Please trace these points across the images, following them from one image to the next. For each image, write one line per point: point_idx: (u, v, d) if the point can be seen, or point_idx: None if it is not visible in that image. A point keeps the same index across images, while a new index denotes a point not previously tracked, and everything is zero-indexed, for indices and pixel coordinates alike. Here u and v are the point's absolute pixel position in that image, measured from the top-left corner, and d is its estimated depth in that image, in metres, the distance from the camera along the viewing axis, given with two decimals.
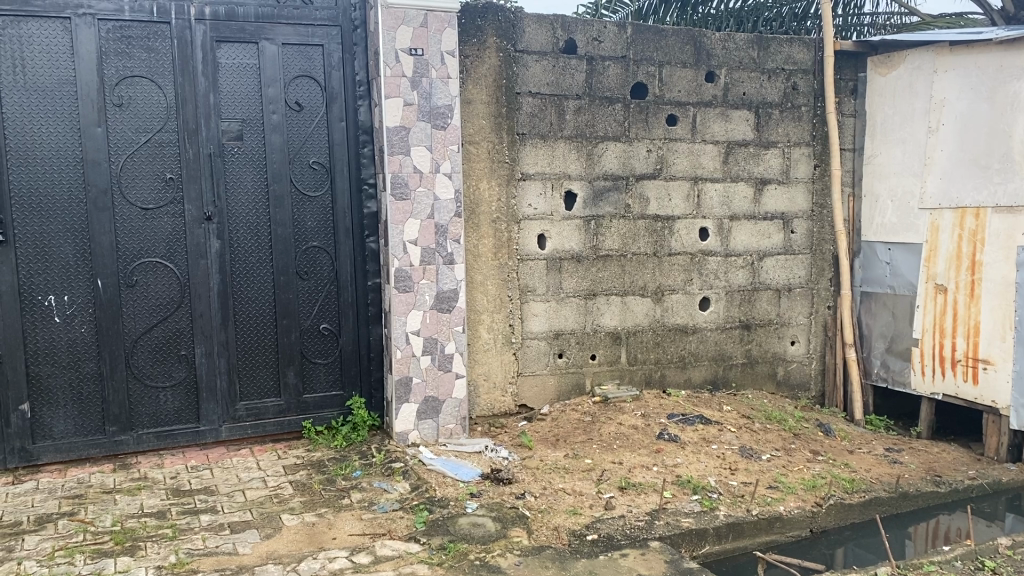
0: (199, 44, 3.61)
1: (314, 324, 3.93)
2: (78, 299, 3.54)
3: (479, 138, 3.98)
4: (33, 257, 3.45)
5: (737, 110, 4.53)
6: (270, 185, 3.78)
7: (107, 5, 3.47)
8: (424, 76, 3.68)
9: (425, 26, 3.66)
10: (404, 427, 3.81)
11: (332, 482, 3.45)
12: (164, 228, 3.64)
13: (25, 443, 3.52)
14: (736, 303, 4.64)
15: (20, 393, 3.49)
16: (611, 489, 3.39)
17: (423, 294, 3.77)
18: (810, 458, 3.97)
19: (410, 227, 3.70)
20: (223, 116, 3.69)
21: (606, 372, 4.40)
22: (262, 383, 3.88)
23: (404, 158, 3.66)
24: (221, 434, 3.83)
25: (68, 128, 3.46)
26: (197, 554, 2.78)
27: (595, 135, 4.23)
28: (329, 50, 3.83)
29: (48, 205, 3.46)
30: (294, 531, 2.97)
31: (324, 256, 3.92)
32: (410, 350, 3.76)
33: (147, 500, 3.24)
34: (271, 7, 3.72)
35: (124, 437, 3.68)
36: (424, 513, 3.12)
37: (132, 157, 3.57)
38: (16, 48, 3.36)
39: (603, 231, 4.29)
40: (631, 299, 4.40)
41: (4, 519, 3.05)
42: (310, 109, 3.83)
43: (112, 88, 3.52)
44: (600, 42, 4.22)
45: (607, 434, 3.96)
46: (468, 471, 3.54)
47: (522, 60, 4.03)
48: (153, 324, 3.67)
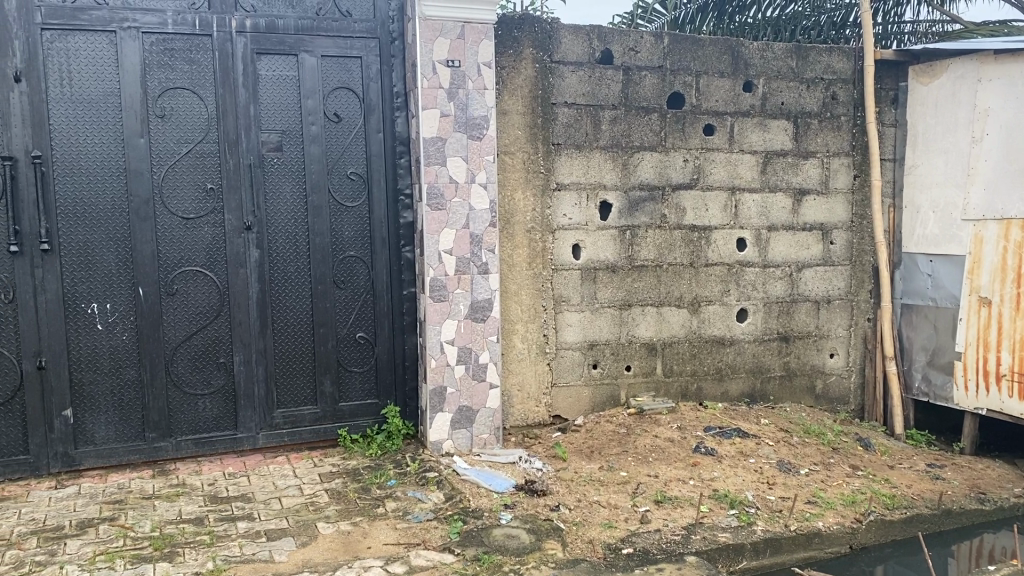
0: (240, 56, 3.67)
1: (350, 332, 3.96)
2: (120, 307, 3.60)
3: (515, 149, 3.98)
4: (78, 265, 3.52)
5: (775, 120, 4.49)
6: (309, 196, 3.82)
7: (151, 19, 3.53)
8: (461, 88, 3.70)
9: (462, 38, 3.68)
10: (438, 436, 3.82)
11: (367, 490, 3.47)
12: (205, 237, 3.69)
13: (67, 449, 3.58)
14: (775, 315, 4.59)
15: (63, 399, 3.56)
16: (647, 503, 3.37)
17: (458, 303, 3.78)
18: (849, 473, 3.91)
19: (445, 236, 3.72)
20: (263, 127, 3.74)
21: (641, 384, 4.37)
22: (299, 391, 3.91)
23: (440, 169, 3.68)
24: (258, 441, 3.87)
25: (112, 139, 3.53)
26: (234, 561, 2.80)
27: (631, 145, 4.21)
28: (367, 61, 3.87)
29: (92, 214, 3.52)
30: (330, 540, 2.99)
31: (360, 265, 3.94)
32: (444, 359, 3.78)
33: (186, 506, 3.28)
34: (311, 19, 3.76)
35: (164, 444, 3.73)
36: (458, 524, 3.12)
37: (174, 167, 3.63)
38: (63, 61, 3.44)
39: (638, 242, 4.27)
40: (667, 310, 4.37)
41: (48, 523, 3.10)
42: (348, 120, 3.87)
43: (155, 99, 3.58)
44: (636, 52, 4.21)
45: (641, 446, 3.93)
46: (503, 481, 3.53)
47: (558, 71, 4.04)
48: (193, 332, 3.72)
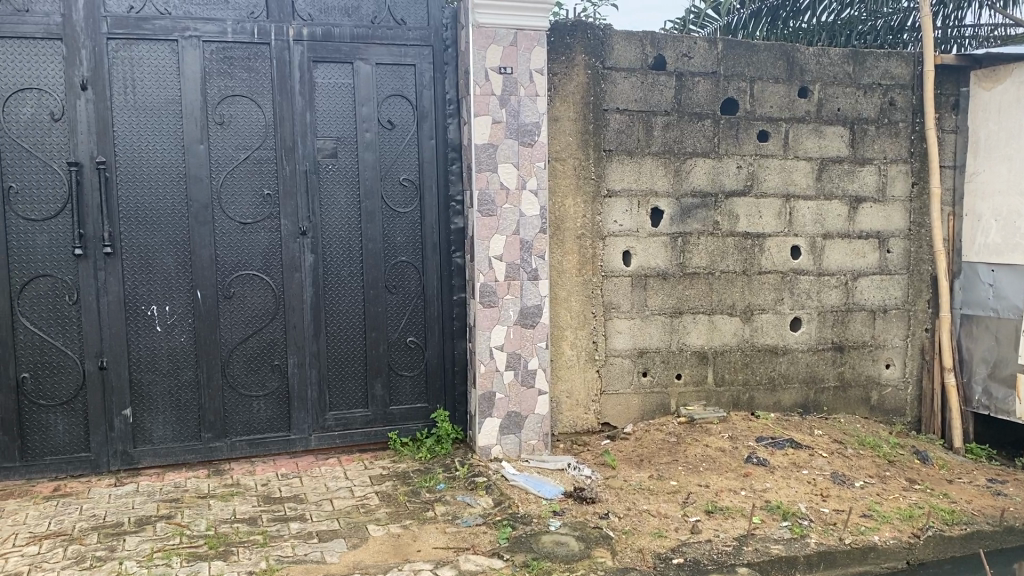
0: (297, 64, 3.73)
1: (401, 337, 4.00)
2: (178, 310, 3.68)
3: (566, 155, 3.98)
4: (138, 268, 3.61)
5: (832, 126, 4.42)
6: (362, 202, 3.87)
7: (212, 28, 3.61)
8: (513, 95, 3.71)
9: (514, 45, 3.69)
10: (487, 441, 3.83)
11: (417, 494, 3.49)
12: (261, 242, 3.76)
13: (126, 447, 3.67)
14: (830, 324, 4.52)
15: (123, 399, 3.65)
16: (697, 513, 3.33)
17: (507, 309, 3.79)
18: (906, 487, 3.82)
19: (495, 242, 3.73)
20: (318, 134, 3.79)
21: (692, 393, 4.34)
22: (351, 394, 3.95)
23: (491, 175, 3.70)
24: (311, 443, 3.92)
25: (173, 145, 3.61)
26: (287, 561, 2.84)
27: (684, 151, 4.18)
28: (421, 69, 3.91)
29: (153, 218, 3.61)
30: (380, 542, 3.01)
31: (412, 271, 3.98)
32: (493, 364, 3.79)
33: (240, 506, 3.34)
34: (366, 28, 3.81)
35: (219, 444, 3.80)
36: (507, 529, 3.12)
37: (232, 173, 3.70)
38: (126, 69, 3.53)
39: (690, 249, 4.23)
40: (719, 318, 4.33)
41: (108, 520, 3.18)
42: (401, 127, 3.91)
43: (214, 106, 3.66)
44: (690, 58, 4.18)
45: (692, 455, 3.90)
46: (551, 488, 3.53)
47: (610, 77, 4.03)
48: (249, 334, 3.79)
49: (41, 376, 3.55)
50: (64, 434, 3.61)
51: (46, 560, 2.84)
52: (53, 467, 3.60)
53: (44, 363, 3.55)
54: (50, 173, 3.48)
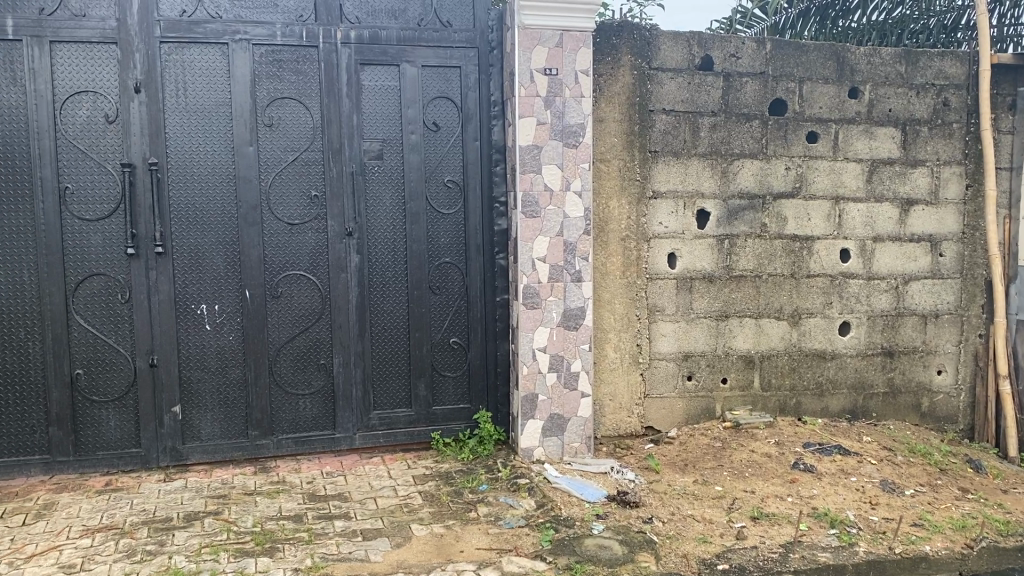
0: (344, 67, 3.77)
1: (444, 338, 4.01)
2: (227, 309, 3.73)
3: (611, 156, 3.96)
4: (189, 268, 3.68)
5: (882, 127, 4.34)
6: (407, 203, 3.89)
7: (261, 31, 3.66)
8: (558, 96, 3.70)
9: (560, 46, 3.69)
10: (529, 443, 3.83)
11: (460, 494, 3.49)
12: (308, 242, 3.80)
13: (175, 444, 3.74)
14: (879, 329, 4.43)
15: (173, 396, 3.71)
16: (743, 519, 3.29)
17: (551, 311, 3.78)
18: (958, 496, 3.73)
19: (539, 244, 3.73)
20: (365, 136, 3.83)
21: (738, 397, 4.28)
22: (394, 393, 3.98)
23: (535, 177, 3.70)
24: (355, 442, 3.95)
25: (223, 147, 3.67)
26: (331, 559, 2.87)
27: (731, 152, 4.13)
28: (466, 71, 3.92)
29: (204, 219, 3.67)
30: (424, 542, 3.03)
31: (455, 272, 3.99)
32: (536, 366, 3.79)
33: (285, 503, 3.38)
34: (413, 30, 3.83)
35: (265, 441, 3.85)
36: (550, 532, 3.11)
37: (280, 174, 3.75)
38: (178, 72, 3.60)
39: (736, 252, 4.18)
40: (766, 322, 4.27)
41: (157, 514, 3.24)
42: (446, 129, 3.93)
43: (263, 109, 3.71)
44: (738, 58, 4.13)
45: (738, 461, 3.85)
46: (594, 491, 3.51)
47: (656, 77, 4.00)
48: (295, 333, 3.83)
49: (95, 372, 3.63)
50: (116, 430, 3.68)
51: (99, 552, 2.90)
52: (104, 462, 3.68)
53: (97, 360, 3.63)
54: (104, 174, 3.56)
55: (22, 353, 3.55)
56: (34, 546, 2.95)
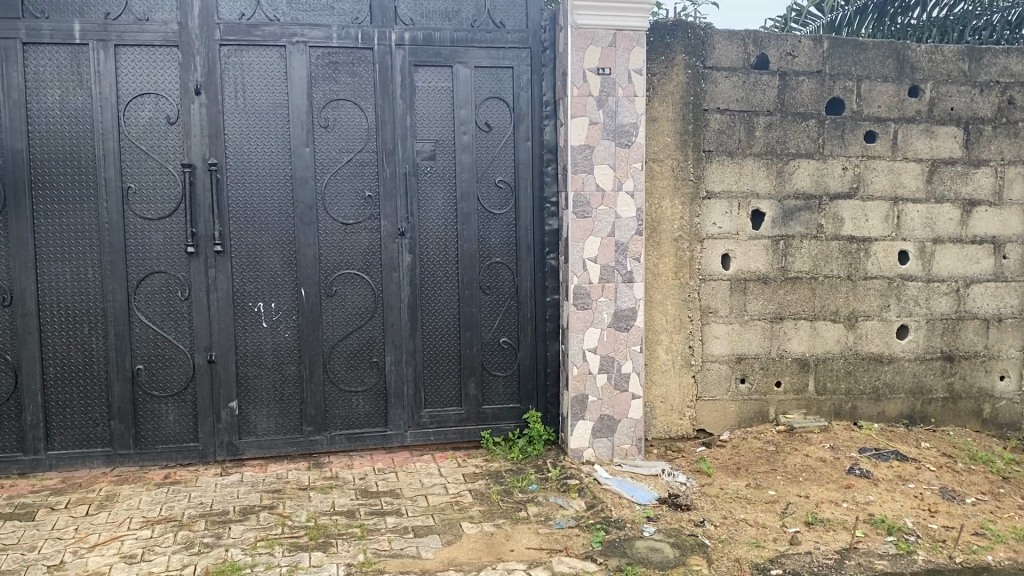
0: (398, 69, 3.81)
1: (494, 337, 4.02)
2: (283, 307, 3.80)
3: (664, 156, 3.94)
4: (247, 267, 3.75)
5: (944, 127, 4.24)
6: (459, 203, 3.91)
7: (318, 33, 3.72)
8: (611, 96, 3.69)
9: (613, 46, 3.67)
10: (579, 444, 3.82)
11: (510, 493, 3.50)
12: (361, 242, 3.85)
13: (232, 438, 3.81)
14: (939, 333, 4.32)
15: (230, 392, 3.79)
16: (797, 524, 3.24)
17: (601, 311, 3.77)
18: (1022, 505, 3.62)
19: (590, 244, 3.73)
20: (417, 137, 3.86)
21: (792, 401, 4.22)
22: (445, 392, 4.00)
23: (587, 177, 3.70)
24: (406, 439, 3.99)
25: (280, 148, 3.74)
26: (383, 555, 2.90)
27: (787, 152, 4.07)
28: (519, 71, 3.92)
29: (261, 218, 3.74)
30: (474, 540, 3.04)
31: (506, 272, 4.00)
32: (586, 367, 3.78)
33: (338, 499, 3.42)
34: (466, 31, 3.85)
35: (319, 437, 3.90)
36: (601, 533, 3.10)
37: (335, 175, 3.80)
38: (237, 74, 3.67)
39: (792, 253, 4.12)
40: (822, 325, 4.20)
41: (214, 507, 3.31)
42: (498, 129, 3.94)
43: (319, 110, 3.76)
44: (794, 57, 4.07)
45: (791, 465, 3.80)
46: (645, 493, 3.49)
47: (710, 77, 3.96)
48: (349, 332, 3.88)
49: (155, 367, 3.72)
50: (174, 424, 3.77)
51: (158, 543, 2.97)
52: (164, 455, 3.77)
53: (157, 355, 3.72)
54: (165, 174, 3.65)
55: (86, 348, 3.65)
56: (97, 536, 3.04)
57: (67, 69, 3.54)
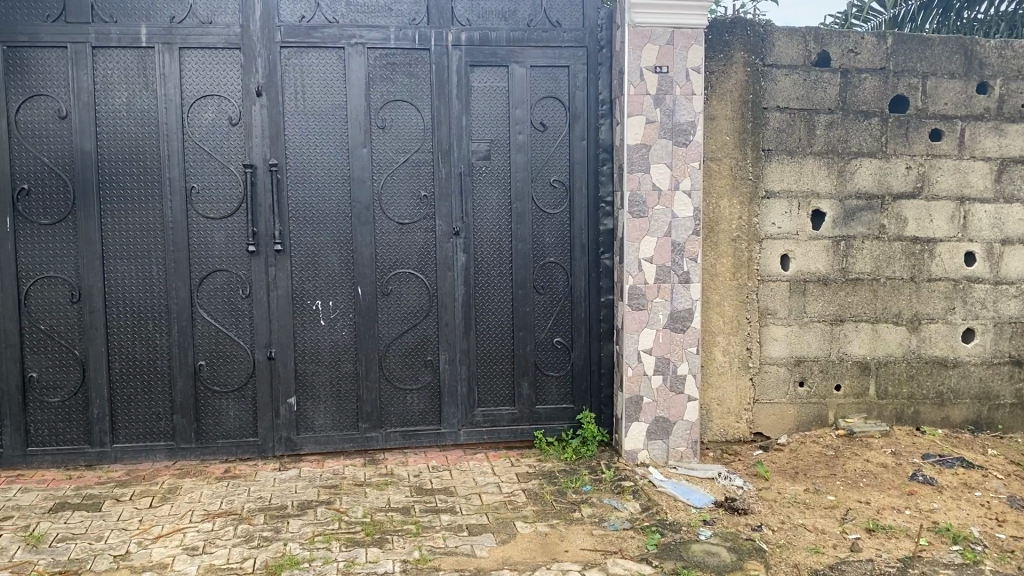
0: (455, 69, 3.83)
1: (548, 337, 4.02)
2: (340, 306, 3.85)
3: (721, 155, 3.89)
4: (305, 266, 3.81)
5: (1013, 124, 4.12)
6: (514, 202, 3.91)
7: (376, 35, 3.76)
8: (668, 94, 3.66)
9: (671, 44, 3.64)
10: (633, 446, 3.80)
11: (563, 494, 3.49)
12: (417, 242, 3.88)
13: (290, 434, 3.88)
14: (1007, 337, 4.20)
15: (288, 388, 3.85)
16: (857, 531, 3.18)
17: (657, 312, 3.74)
18: None
19: (645, 244, 3.70)
20: (473, 137, 3.88)
21: (852, 405, 4.13)
22: (499, 391, 4.01)
23: (643, 176, 3.67)
24: (460, 437, 4.01)
25: (339, 148, 3.78)
26: (438, 552, 2.92)
27: (848, 151, 3.99)
28: (575, 70, 3.91)
29: (320, 218, 3.79)
30: (529, 540, 3.04)
31: (560, 272, 3.99)
32: (641, 368, 3.76)
33: (394, 495, 3.45)
34: (522, 31, 3.85)
35: (375, 434, 3.95)
36: (656, 536, 3.08)
37: (392, 175, 3.84)
38: (297, 76, 3.73)
39: (853, 254, 4.03)
40: (884, 327, 4.10)
41: (273, 502, 3.37)
42: (554, 129, 3.93)
43: (377, 111, 3.81)
44: (856, 53, 3.99)
45: (851, 470, 3.72)
46: (701, 496, 3.45)
47: (770, 74, 3.90)
48: (404, 330, 3.92)
49: (216, 364, 3.80)
50: (235, 419, 3.84)
51: (219, 536, 3.04)
52: (224, 450, 3.85)
53: (219, 352, 3.79)
54: (227, 175, 3.72)
55: (150, 344, 3.75)
56: (160, 528, 3.12)
57: (133, 71, 3.64)
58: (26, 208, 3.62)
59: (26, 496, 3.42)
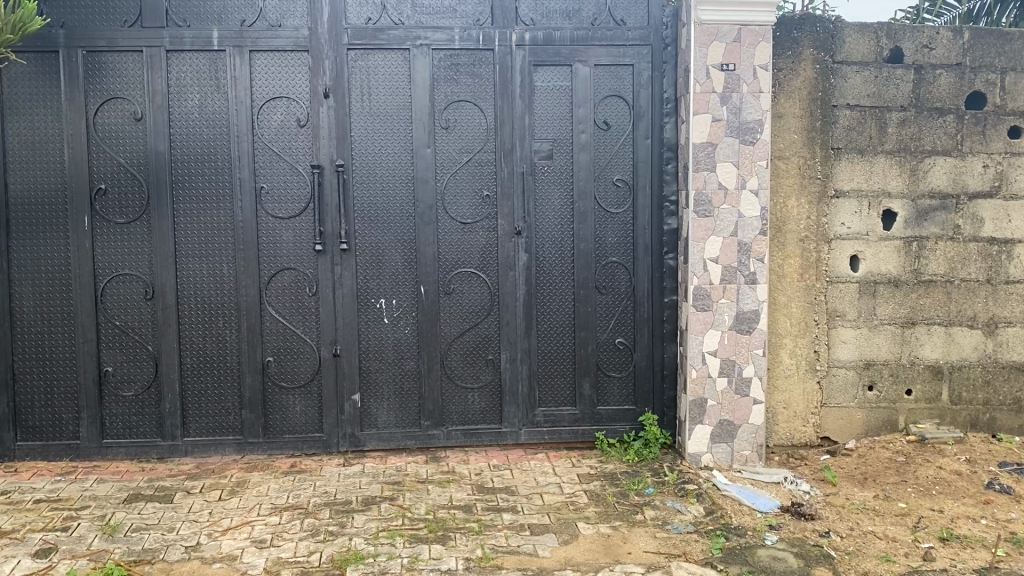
0: (518, 69, 3.83)
1: (610, 338, 4.00)
2: (403, 304, 3.89)
3: (789, 154, 3.82)
4: (369, 265, 3.85)
5: None
6: (576, 202, 3.91)
7: (441, 36, 3.79)
8: (735, 92, 3.61)
9: (738, 42, 3.59)
10: (697, 449, 3.76)
11: (626, 495, 3.47)
12: (479, 241, 3.90)
13: (354, 430, 3.93)
14: None
15: (352, 384, 3.90)
16: (930, 539, 3.09)
17: (722, 313, 3.69)
18: None
19: (711, 245, 3.66)
20: (535, 137, 3.88)
21: (924, 410, 4.01)
22: (560, 391, 4.01)
23: (709, 175, 3.63)
24: (521, 437, 4.01)
25: (403, 148, 3.82)
26: (501, 551, 2.93)
27: (922, 149, 3.88)
28: (640, 68, 3.88)
29: (384, 218, 3.84)
30: (591, 541, 3.03)
31: (622, 272, 3.97)
32: (705, 370, 3.72)
33: (456, 493, 3.47)
34: (587, 30, 3.84)
35: (436, 432, 3.98)
36: (720, 540, 3.04)
37: (455, 175, 3.86)
38: (363, 77, 3.78)
39: (926, 255, 3.92)
40: (958, 331, 3.98)
41: (338, 497, 3.42)
42: (617, 127, 3.91)
43: (441, 111, 3.83)
44: (931, 49, 3.88)
45: (923, 477, 3.62)
46: (766, 501, 3.39)
47: (840, 72, 3.82)
48: (466, 329, 3.94)
49: (283, 360, 3.87)
50: (301, 414, 3.91)
51: (286, 530, 3.09)
52: (290, 445, 3.92)
53: (286, 348, 3.87)
54: (295, 175, 3.79)
55: (220, 340, 3.83)
56: (229, 521, 3.19)
57: (205, 74, 3.73)
58: (102, 207, 3.74)
59: (101, 487, 3.53)
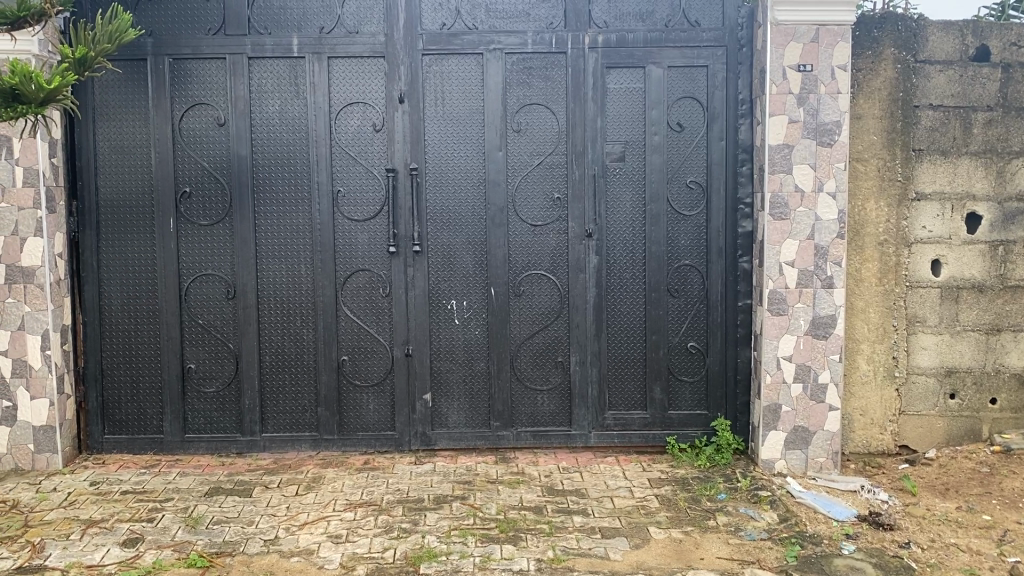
0: (591, 72, 3.84)
1: (681, 342, 3.97)
2: (474, 305, 3.93)
3: (868, 155, 3.74)
4: (442, 266, 3.91)
5: None
6: (648, 204, 3.89)
7: (514, 40, 3.82)
8: (813, 93, 3.55)
9: (816, 42, 3.53)
10: (770, 455, 3.71)
11: (697, 500, 3.44)
12: (550, 243, 3.92)
13: (425, 429, 3.99)
14: None
15: (424, 384, 3.96)
16: (1016, 554, 2.99)
17: (798, 318, 3.64)
18: None
19: (786, 248, 3.61)
20: (607, 139, 3.88)
21: (1009, 419, 3.88)
22: (630, 394, 4.00)
23: (785, 177, 3.58)
24: (590, 440, 4.01)
25: (475, 151, 3.87)
26: (572, 553, 2.94)
27: (1009, 150, 3.76)
28: (714, 70, 3.84)
29: (456, 220, 3.89)
30: (663, 545, 3.02)
31: (695, 274, 3.93)
32: (780, 375, 3.67)
33: (526, 494, 3.50)
34: (660, 32, 3.82)
35: (506, 432, 4.00)
36: (795, 547, 3.00)
37: (526, 177, 3.89)
38: (438, 82, 3.84)
39: (1013, 259, 3.80)
40: None
41: (410, 495, 3.47)
42: (691, 129, 3.88)
43: (513, 114, 3.86)
44: (1019, 47, 3.77)
45: (1009, 489, 3.51)
46: (843, 509, 3.33)
47: (923, 71, 3.72)
48: (536, 330, 3.96)
49: (358, 359, 3.95)
50: (373, 413, 3.98)
51: (360, 526, 3.16)
52: (363, 442, 3.99)
53: (360, 347, 3.94)
54: (371, 179, 3.87)
55: (297, 339, 3.93)
56: (307, 516, 3.27)
57: (286, 79, 3.83)
58: (187, 209, 3.87)
59: (184, 480, 3.65)
